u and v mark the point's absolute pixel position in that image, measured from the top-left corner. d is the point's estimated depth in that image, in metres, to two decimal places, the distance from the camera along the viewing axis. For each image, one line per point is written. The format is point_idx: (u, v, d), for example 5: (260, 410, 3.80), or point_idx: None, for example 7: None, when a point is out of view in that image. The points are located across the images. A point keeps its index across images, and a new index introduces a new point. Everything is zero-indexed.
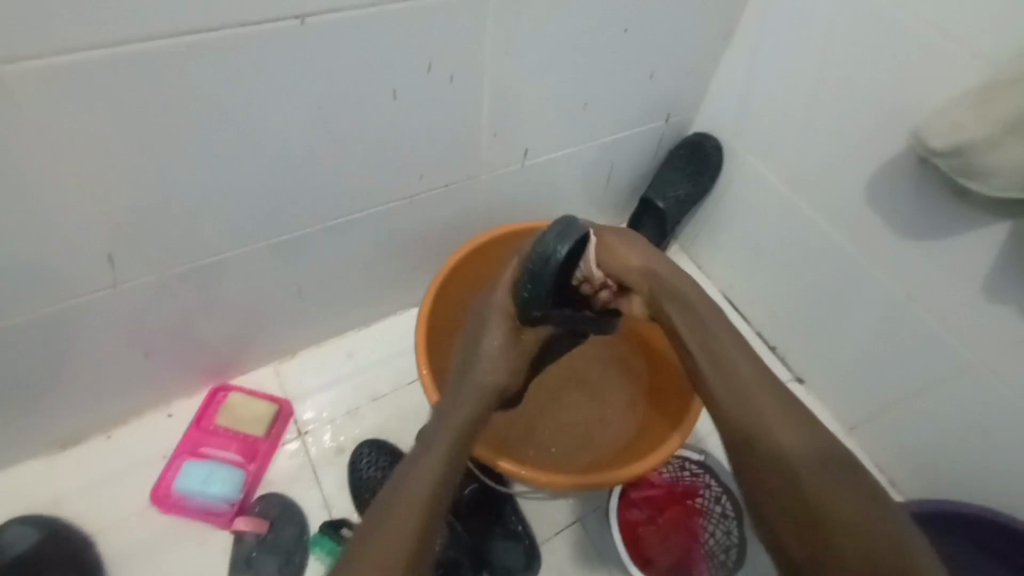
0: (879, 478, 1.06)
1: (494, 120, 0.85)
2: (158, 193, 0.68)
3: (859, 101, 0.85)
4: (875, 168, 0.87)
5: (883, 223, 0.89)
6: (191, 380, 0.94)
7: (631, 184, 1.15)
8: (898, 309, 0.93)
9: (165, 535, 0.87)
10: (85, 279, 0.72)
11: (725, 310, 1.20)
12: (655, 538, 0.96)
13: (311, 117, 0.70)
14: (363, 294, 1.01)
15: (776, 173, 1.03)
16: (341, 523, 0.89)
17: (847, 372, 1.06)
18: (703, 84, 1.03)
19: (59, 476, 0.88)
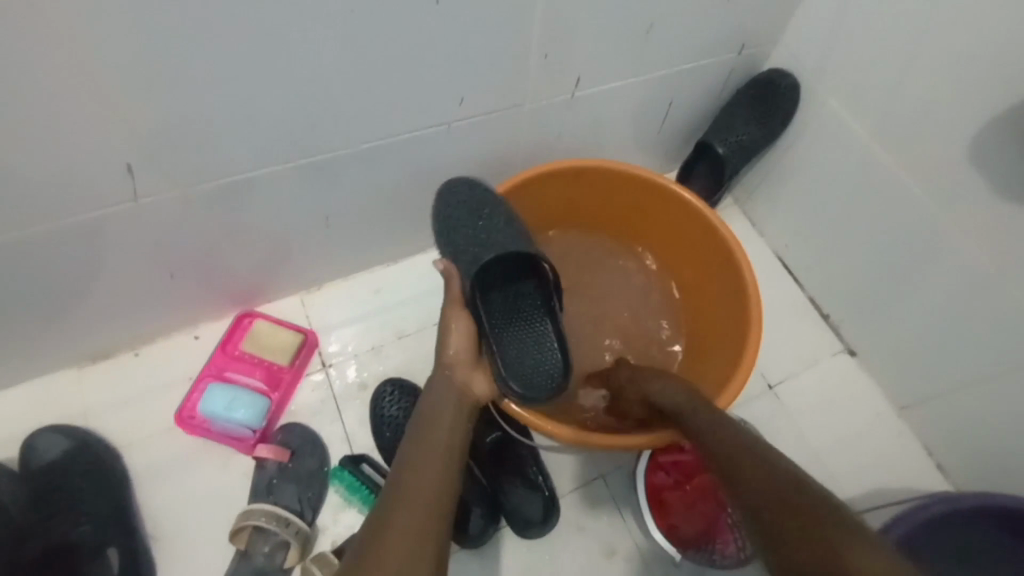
0: (928, 463, 0.96)
1: (545, 40, 0.73)
2: (171, 109, 0.62)
3: (989, 37, 0.69)
4: (992, 120, 0.72)
5: (989, 183, 0.75)
6: (217, 304, 0.93)
7: (694, 123, 1.01)
8: (989, 286, 0.79)
9: (191, 454, 0.89)
10: (95, 197, 0.67)
11: (778, 273, 1.09)
12: (681, 504, 0.91)
13: (339, 29, 0.61)
14: (389, 229, 0.94)
15: (860, 121, 0.87)
16: (360, 459, 0.88)
17: (908, 350, 0.94)
18: (790, 9, 0.87)
19: (91, 389, 0.91)
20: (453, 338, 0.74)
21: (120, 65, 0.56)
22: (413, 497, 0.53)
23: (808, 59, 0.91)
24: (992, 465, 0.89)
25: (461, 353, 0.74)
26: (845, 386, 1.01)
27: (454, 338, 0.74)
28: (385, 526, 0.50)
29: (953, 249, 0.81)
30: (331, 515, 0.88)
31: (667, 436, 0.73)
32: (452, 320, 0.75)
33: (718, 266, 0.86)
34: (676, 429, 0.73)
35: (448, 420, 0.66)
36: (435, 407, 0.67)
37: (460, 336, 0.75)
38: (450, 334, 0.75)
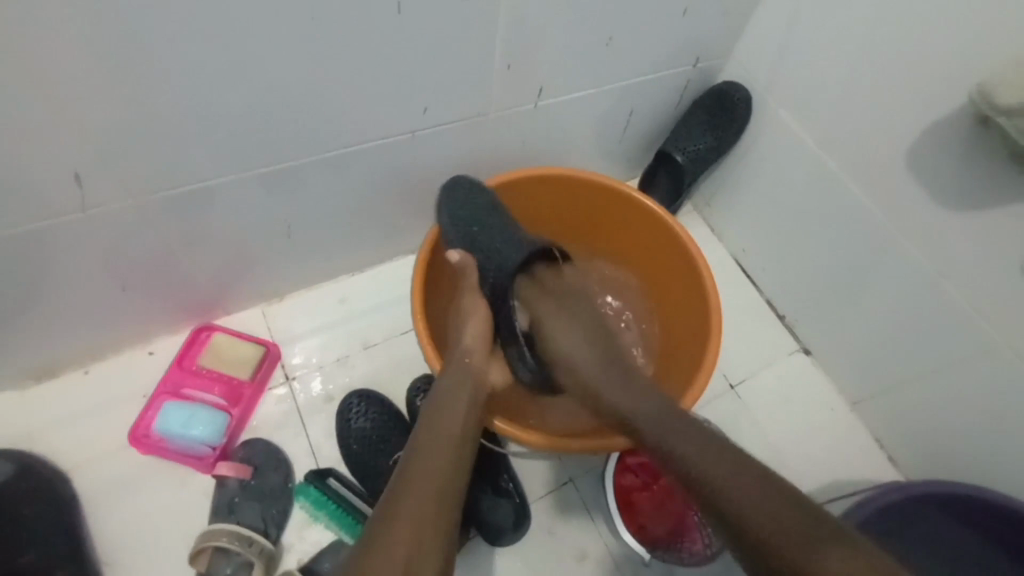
0: (879, 454, 1.01)
1: (508, 50, 0.74)
2: (125, 117, 0.60)
3: (921, 53, 0.74)
4: (926, 130, 0.77)
5: (925, 189, 0.80)
6: (173, 318, 0.90)
7: (654, 132, 1.04)
8: (927, 284, 0.85)
9: (146, 475, 0.85)
10: (40, 207, 0.64)
11: (736, 276, 1.13)
12: (650, 504, 0.93)
13: (303, 36, 0.60)
14: (354, 238, 0.93)
15: (808, 130, 0.92)
16: (327, 473, 0.86)
17: (858, 348, 0.99)
18: (741, 24, 0.91)
19: (36, 410, 0.86)
20: (471, 328, 0.77)
21: (68, 69, 0.53)
22: (419, 489, 0.52)
23: (759, 72, 0.95)
24: (936, 454, 0.94)
25: (477, 342, 0.76)
26: (801, 383, 1.05)
27: (469, 329, 0.77)
28: (393, 514, 0.49)
29: (895, 250, 0.86)
30: (297, 531, 0.86)
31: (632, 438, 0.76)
32: (472, 309, 0.78)
33: (678, 272, 0.89)
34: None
35: (461, 408, 0.65)
36: (446, 394, 0.67)
37: (477, 328, 0.77)
38: (467, 322, 0.78)
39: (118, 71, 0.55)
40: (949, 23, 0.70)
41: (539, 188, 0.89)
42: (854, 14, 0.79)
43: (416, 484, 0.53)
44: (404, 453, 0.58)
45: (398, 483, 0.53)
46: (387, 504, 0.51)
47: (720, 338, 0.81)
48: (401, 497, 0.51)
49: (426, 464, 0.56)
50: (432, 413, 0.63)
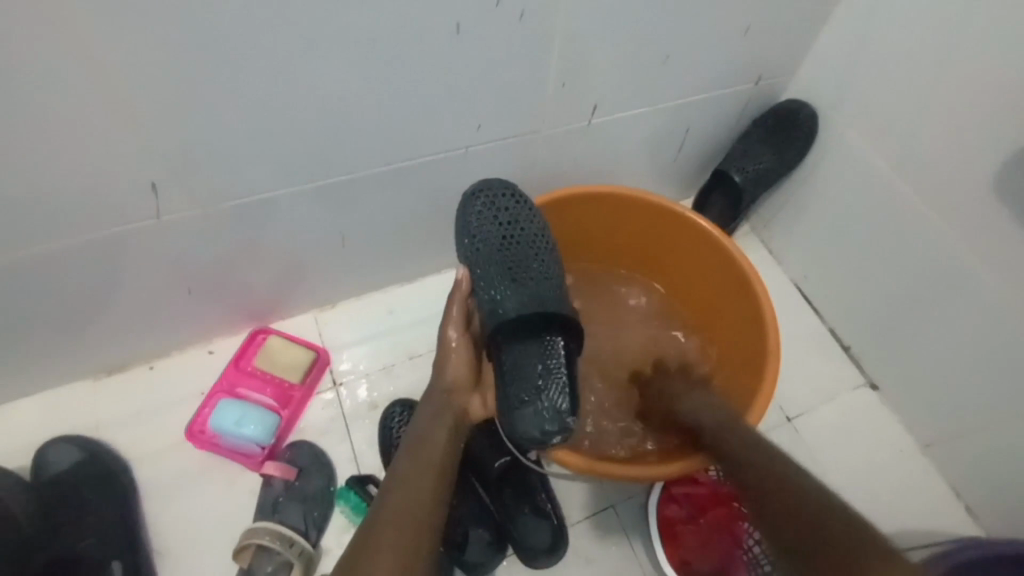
0: (953, 503, 0.93)
1: (563, 66, 0.74)
2: (199, 130, 0.63)
3: (1010, 72, 0.69)
4: (1015, 153, 0.71)
5: (1011, 217, 0.73)
6: (232, 321, 0.94)
7: (712, 150, 1.01)
8: (1012, 321, 0.77)
9: (199, 470, 0.89)
10: (121, 212, 0.69)
11: (796, 302, 1.07)
12: (694, 539, 0.88)
13: (364, 53, 0.63)
14: (405, 249, 0.95)
15: (880, 151, 0.87)
16: (367, 480, 0.88)
17: (932, 386, 0.91)
18: (809, 41, 0.87)
19: (107, 401, 0.92)
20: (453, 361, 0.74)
21: (151, 85, 0.58)
22: (397, 525, 0.57)
23: (827, 89, 0.90)
24: (1020, 508, 0.85)
25: (460, 376, 0.74)
26: (865, 421, 0.98)
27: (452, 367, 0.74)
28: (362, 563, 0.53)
29: (977, 281, 0.80)
30: (337, 536, 0.87)
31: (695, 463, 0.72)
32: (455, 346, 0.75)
33: (733, 290, 0.85)
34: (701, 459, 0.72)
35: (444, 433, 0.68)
36: (432, 427, 0.68)
37: (461, 362, 0.74)
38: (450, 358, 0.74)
39: (195, 87, 0.59)
40: None
41: (593, 206, 0.88)
42: (935, 28, 0.74)
43: (391, 521, 0.57)
44: (385, 483, 0.62)
45: (373, 521, 0.58)
46: (364, 538, 0.56)
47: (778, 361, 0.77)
48: (376, 541, 0.55)
49: (401, 492, 0.60)
50: (413, 446, 0.66)
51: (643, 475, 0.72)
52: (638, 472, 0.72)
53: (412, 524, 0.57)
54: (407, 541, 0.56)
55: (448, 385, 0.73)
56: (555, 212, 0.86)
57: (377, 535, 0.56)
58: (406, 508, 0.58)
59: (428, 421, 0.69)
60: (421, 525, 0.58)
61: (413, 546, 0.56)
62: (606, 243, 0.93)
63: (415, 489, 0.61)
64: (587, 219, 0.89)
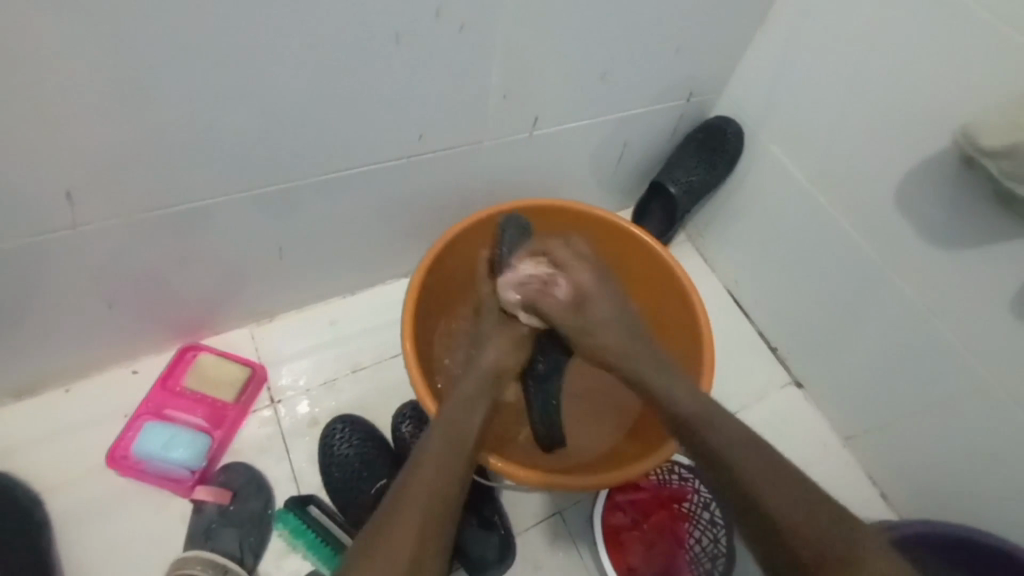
0: (871, 491, 1.00)
1: (504, 80, 0.75)
2: (121, 136, 0.60)
3: (906, 96, 0.76)
4: (912, 169, 0.78)
5: (912, 226, 0.81)
6: (158, 337, 0.89)
7: (648, 163, 1.06)
8: (916, 321, 0.85)
9: (121, 498, 0.83)
10: (31, 222, 0.63)
11: (729, 308, 1.13)
12: (640, 544, 0.90)
13: (301, 61, 0.62)
14: (348, 260, 0.93)
15: (799, 166, 0.93)
16: (307, 500, 0.84)
17: (849, 383, 0.98)
18: (734, 62, 0.93)
19: (13, 428, 0.84)
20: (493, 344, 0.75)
21: (65, 86, 0.54)
22: (413, 511, 0.57)
23: (752, 107, 0.97)
24: (928, 492, 0.93)
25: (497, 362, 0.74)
26: (793, 417, 1.04)
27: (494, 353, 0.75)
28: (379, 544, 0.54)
29: (885, 284, 0.87)
30: (275, 561, 0.83)
31: (639, 469, 0.75)
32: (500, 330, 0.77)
33: (671, 303, 0.88)
34: (646, 463, 0.76)
35: (477, 416, 0.69)
36: (461, 410, 0.69)
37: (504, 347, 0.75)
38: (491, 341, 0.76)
39: (115, 90, 0.56)
40: (932, 67, 0.72)
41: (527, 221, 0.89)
42: (844, 54, 0.81)
43: (409, 505, 0.58)
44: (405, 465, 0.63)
45: (388, 510, 0.58)
46: (381, 524, 0.56)
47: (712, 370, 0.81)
48: (392, 523, 0.56)
49: (428, 473, 0.61)
50: (446, 421, 0.67)
51: (584, 483, 0.73)
52: (587, 478, 0.74)
53: (428, 507, 0.58)
54: (423, 529, 0.56)
55: (491, 367, 0.74)
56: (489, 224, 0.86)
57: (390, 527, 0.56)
58: (430, 492, 0.59)
59: (459, 411, 0.68)
60: (441, 505, 0.59)
61: (426, 536, 0.56)
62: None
63: (441, 473, 0.61)
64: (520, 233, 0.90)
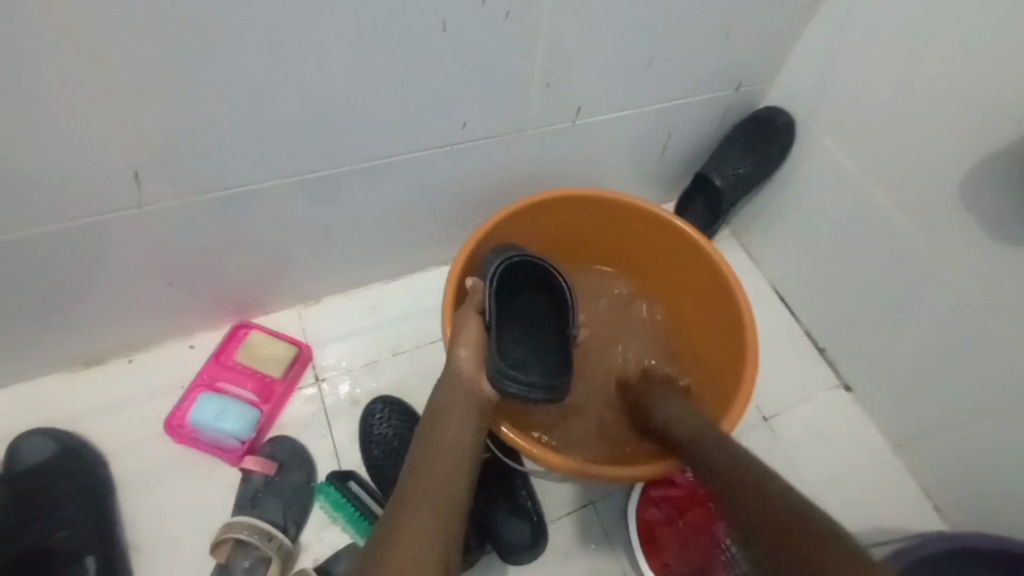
0: (920, 500, 0.95)
1: (547, 68, 0.75)
2: (184, 122, 0.64)
3: (973, 83, 0.72)
4: (978, 162, 0.74)
5: (977, 223, 0.76)
6: (214, 314, 0.94)
7: (693, 154, 1.03)
8: (975, 323, 0.80)
9: (177, 464, 0.89)
10: (104, 201, 0.68)
11: (773, 305, 1.09)
12: (675, 541, 0.88)
13: (350, 49, 0.63)
14: (390, 247, 0.96)
15: (853, 159, 0.89)
16: (348, 475, 0.87)
17: (901, 387, 0.94)
18: (786, 50, 0.90)
19: (84, 393, 0.91)
20: (464, 345, 0.73)
21: (134, 72, 0.57)
22: (419, 523, 0.53)
23: (804, 97, 0.93)
24: (985, 504, 0.87)
25: (471, 362, 0.72)
26: (839, 420, 1.01)
27: (464, 351, 0.72)
28: (386, 554, 0.49)
29: (944, 283, 0.82)
30: (315, 532, 0.87)
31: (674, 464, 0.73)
32: (462, 327, 0.74)
33: (716, 295, 0.86)
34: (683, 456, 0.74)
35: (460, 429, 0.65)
36: (447, 412, 0.66)
37: (472, 345, 0.73)
38: (460, 341, 0.73)
39: (179, 77, 0.59)
40: (1006, 51, 0.68)
41: (578, 207, 0.89)
42: (906, 41, 0.77)
43: (416, 514, 0.54)
44: (401, 481, 0.59)
45: (395, 519, 0.54)
46: (387, 538, 0.52)
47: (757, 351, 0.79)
48: (403, 531, 0.52)
49: (428, 488, 0.57)
50: (434, 433, 0.64)
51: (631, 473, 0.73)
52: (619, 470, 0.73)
53: (438, 514, 0.55)
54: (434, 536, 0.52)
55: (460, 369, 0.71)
56: (545, 208, 0.87)
57: (394, 543, 0.50)
58: (434, 498, 0.56)
59: (449, 411, 0.66)
60: (442, 518, 0.55)
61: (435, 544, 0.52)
62: (586, 244, 0.94)
63: (441, 488, 0.57)
64: (574, 217, 0.90)
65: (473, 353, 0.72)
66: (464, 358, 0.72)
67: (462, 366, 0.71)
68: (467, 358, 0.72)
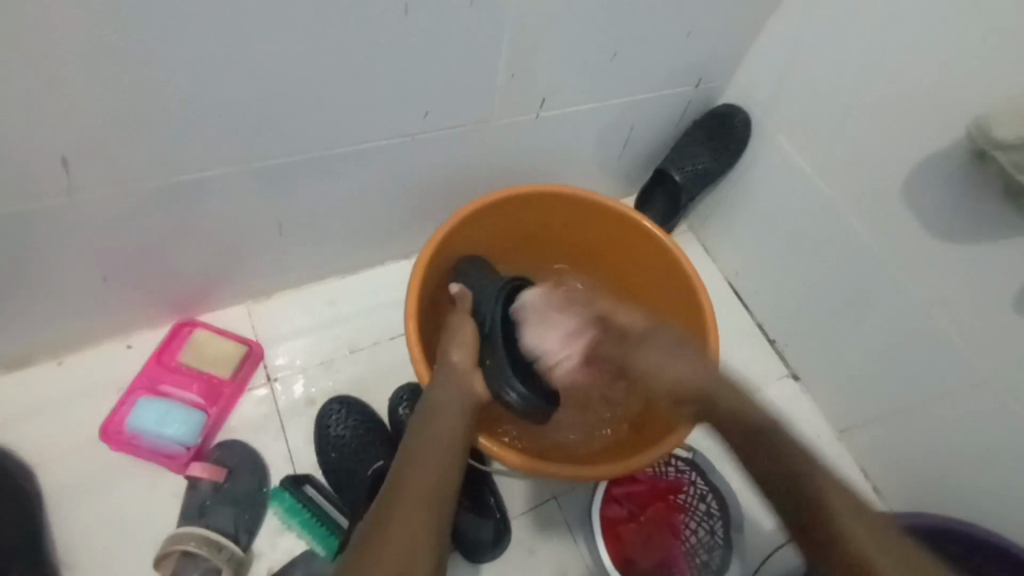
0: (863, 483, 1.01)
1: (512, 58, 0.74)
2: (121, 102, 0.58)
3: (918, 86, 0.75)
4: (921, 162, 0.77)
5: (919, 220, 0.80)
6: (154, 312, 0.87)
7: (653, 150, 1.05)
8: (915, 314, 0.85)
9: (114, 473, 0.82)
10: (27, 189, 0.62)
11: (728, 299, 1.13)
12: (638, 537, 0.90)
13: (306, 29, 0.60)
14: (347, 240, 0.92)
15: (805, 157, 0.93)
16: (303, 480, 0.84)
17: (847, 376, 0.99)
18: (743, 49, 0.92)
19: (4, 400, 0.83)
20: (458, 344, 0.77)
21: (62, 48, 0.52)
22: (412, 503, 0.54)
23: (760, 96, 0.96)
24: (922, 485, 0.93)
25: (465, 358, 0.76)
26: (790, 409, 1.05)
27: (457, 349, 0.76)
28: (387, 516, 0.53)
29: (888, 277, 0.87)
30: (269, 539, 0.83)
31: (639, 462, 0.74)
32: (458, 328, 0.79)
33: (682, 301, 0.87)
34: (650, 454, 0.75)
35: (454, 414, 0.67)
36: (440, 399, 0.69)
37: (464, 344, 0.77)
38: (454, 341, 0.77)
39: (115, 55, 0.54)
40: (948, 57, 0.71)
41: (546, 206, 0.88)
42: (857, 43, 0.80)
43: (408, 495, 0.55)
44: (394, 464, 0.60)
45: (390, 498, 0.55)
46: (382, 513, 0.53)
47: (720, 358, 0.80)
48: (401, 493, 0.55)
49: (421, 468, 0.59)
50: (428, 414, 0.66)
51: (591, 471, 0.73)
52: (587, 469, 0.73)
53: (431, 494, 0.56)
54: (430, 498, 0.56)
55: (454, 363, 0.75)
56: (512, 204, 0.86)
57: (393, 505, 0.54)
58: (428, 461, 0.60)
59: (443, 396, 0.69)
60: (435, 499, 0.56)
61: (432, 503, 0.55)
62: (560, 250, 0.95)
63: (436, 469, 0.59)
64: (541, 216, 0.90)
65: (465, 352, 0.76)
66: (457, 355, 0.75)
67: (456, 360, 0.75)
68: (461, 353, 0.76)
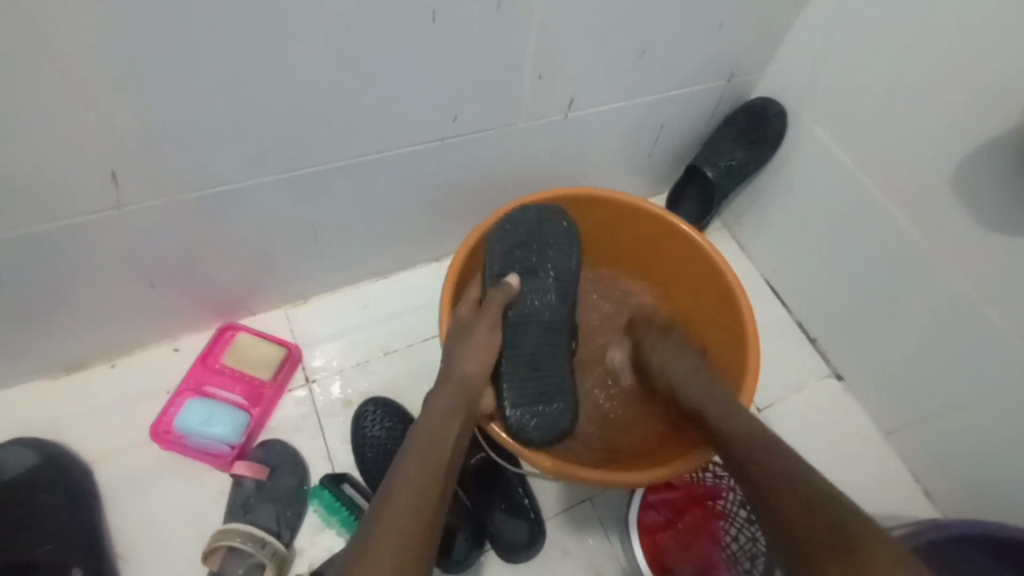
0: (912, 487, 0.97)
1: (538, 59, 0.74)
2: (167, 117, 0.61)
3: (965, 72, 0.72)
4: (969, 152, 0.74)
5: (968, 214, 0.77)
6: (199, 316, 0.91)
7: (686, 145, 1.03)
8: (965, 310, 0.81)
9: (165, 470, 0.86)
10: (81, 202, 0.65)
11: (765, 296, 1.10)
12: (675, 544, 0.89)
13: (339, 39, 0.61)
14: (381, 244, 0.94)
15: (845, 149, 0.89)
16: (341, 478, 0.86)
17: (894, 376, 0.95)
18: (777, 40, 0.90)
19: (62, 400, 0.88)
20: (472, 354, 0.71)
21: (110, 67, 0.55)
22: (389, 528, 0.52)
23: (795, 88, 0.93)
24: (976, 490, 0.89)
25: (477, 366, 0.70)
26: (832, 410, 1.01)
27: (470, 358, 0.71)
28: (387, 503, 0.54)
29: (937, 274, 0.83)
30: (310, 536, 0.85)
31: (666, 472, 0.72)
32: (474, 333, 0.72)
33: (721, 307, 0.85)
34: (672, 467, 0.73)
35: (448, 435, 0.63)
36: (436, 416, 0.64)
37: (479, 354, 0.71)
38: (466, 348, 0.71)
39: (159, 71, 0.57)
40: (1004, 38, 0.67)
41: (582, 208, 0.88)
42: (898, 30, 0.77)
43: (391, 521, 0.52)
44: (381, 486, 0.57)
45: (371, 524, 0.52)
46: (361, 549, 0.50)
47: (755, 381, 0.77)
48: (396, 490, 0.55)
49: (404, 498, 0.54)
50: (427, 432, 0.62)
51: (623, 479, 0.72)
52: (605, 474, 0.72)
53: (413, 525, 0.53)
54: (426, 492, 0.56)
55: (467, 372, 0.70)
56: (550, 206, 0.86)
57: (389, 498, 0.54)
58: (424, 459, 0.59)
59: (438, 417, 0.64)
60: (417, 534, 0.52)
61: (425, 494, 0.56)
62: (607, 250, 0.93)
63: (417, 498, 0.55)
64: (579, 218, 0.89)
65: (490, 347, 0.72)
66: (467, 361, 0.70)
67: (468, 370, 0.70)
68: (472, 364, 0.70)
